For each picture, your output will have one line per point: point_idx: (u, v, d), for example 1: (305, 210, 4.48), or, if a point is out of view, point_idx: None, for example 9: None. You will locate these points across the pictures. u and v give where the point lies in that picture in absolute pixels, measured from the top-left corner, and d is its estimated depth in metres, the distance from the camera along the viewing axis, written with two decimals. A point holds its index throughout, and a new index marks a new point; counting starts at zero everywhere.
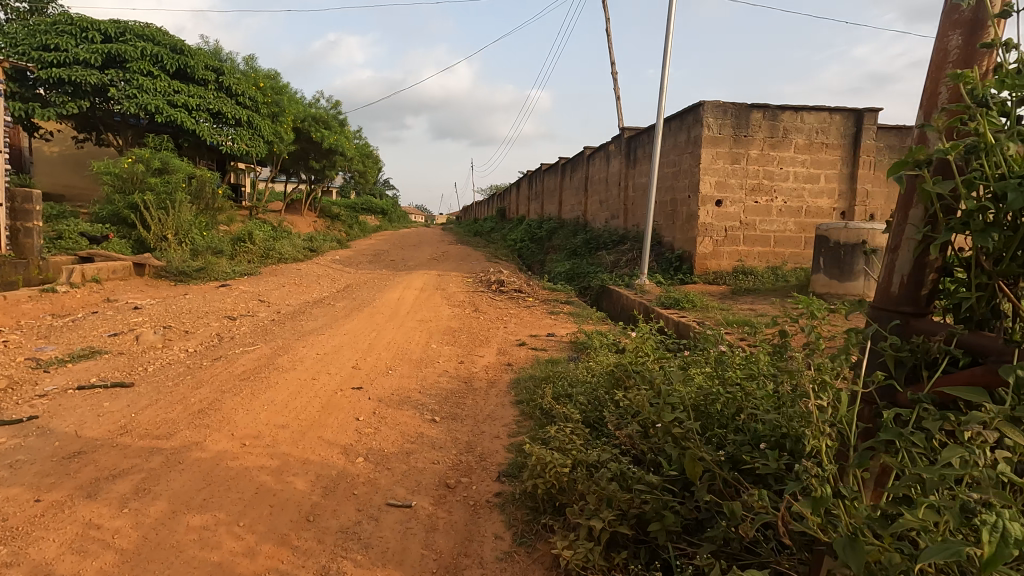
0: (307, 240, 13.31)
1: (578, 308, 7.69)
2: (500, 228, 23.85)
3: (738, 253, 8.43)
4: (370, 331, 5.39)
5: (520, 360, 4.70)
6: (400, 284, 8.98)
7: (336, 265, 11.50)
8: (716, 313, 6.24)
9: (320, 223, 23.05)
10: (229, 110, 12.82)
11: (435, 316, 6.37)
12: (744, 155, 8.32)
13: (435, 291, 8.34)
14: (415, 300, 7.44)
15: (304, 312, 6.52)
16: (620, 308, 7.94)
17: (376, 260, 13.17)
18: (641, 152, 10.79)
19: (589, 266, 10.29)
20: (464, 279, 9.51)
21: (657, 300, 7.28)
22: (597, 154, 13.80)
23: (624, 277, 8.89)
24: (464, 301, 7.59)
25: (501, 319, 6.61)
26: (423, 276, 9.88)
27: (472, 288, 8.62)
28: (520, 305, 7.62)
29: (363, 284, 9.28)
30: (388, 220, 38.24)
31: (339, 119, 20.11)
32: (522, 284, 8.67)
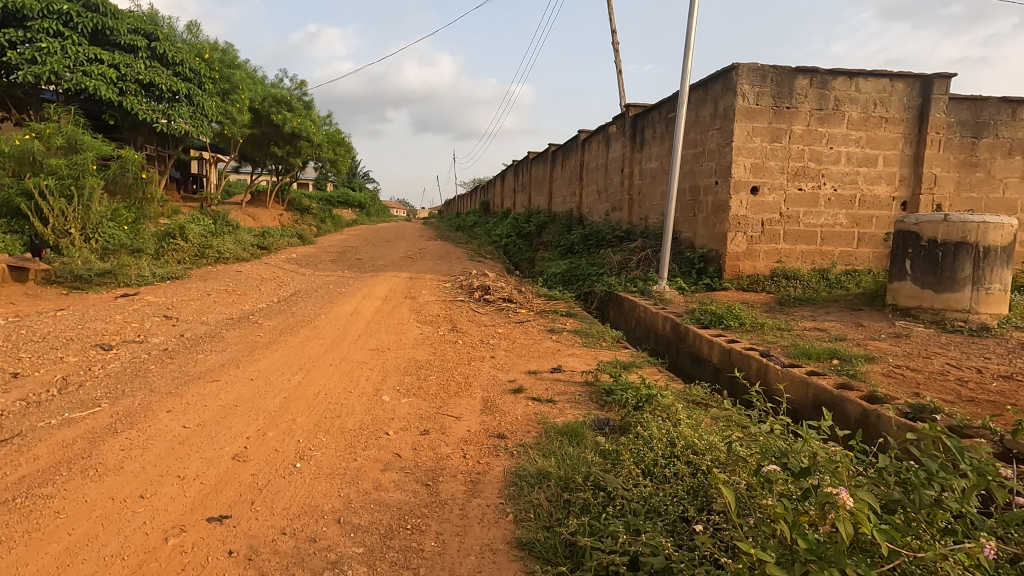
0: (259, 236, 11.46)
1: (585, 323, 6.06)
2: (484, 222, 22.11)
3: (778, 252, 6.87)
4: (292, 372, 3.66)
5: (517, 426, 3.02)
6: (361, 290, 7.26)
7: (289, 266, 9.67)
8: (778, 336, 4.65)
9: (286, 216, 21.02)
10: (163, 81, 11.02)
11: (396, 341, 4.68)
12: (786, 132, 6.74)
13: (403, 301, 6.64)
14: (374, 315, 5.72)
15: (216, 336, 4.76)
16: (637, 322, 6.34)
17: (341, 259, 11.40)
18: (649, 133, 9.17)
19: (591, 267, 8.67)
20: (440, 284, 7.80)
21: (687, 313, 5.67)
22: (594, 138, 12.14)
23: (635, 281, 7.29)
24: (438, 316, 5.89)
25: (485, 342, 4.93)
26: (390, 280, 8.12)
27: (449, 297, 6.94)
28: (511, 321, 5.94)
29: (314, 290, 7.52)
30: (365, 214, 36.27)
31: (304, 100, 18.13)
32: (511, 291, 7.00)
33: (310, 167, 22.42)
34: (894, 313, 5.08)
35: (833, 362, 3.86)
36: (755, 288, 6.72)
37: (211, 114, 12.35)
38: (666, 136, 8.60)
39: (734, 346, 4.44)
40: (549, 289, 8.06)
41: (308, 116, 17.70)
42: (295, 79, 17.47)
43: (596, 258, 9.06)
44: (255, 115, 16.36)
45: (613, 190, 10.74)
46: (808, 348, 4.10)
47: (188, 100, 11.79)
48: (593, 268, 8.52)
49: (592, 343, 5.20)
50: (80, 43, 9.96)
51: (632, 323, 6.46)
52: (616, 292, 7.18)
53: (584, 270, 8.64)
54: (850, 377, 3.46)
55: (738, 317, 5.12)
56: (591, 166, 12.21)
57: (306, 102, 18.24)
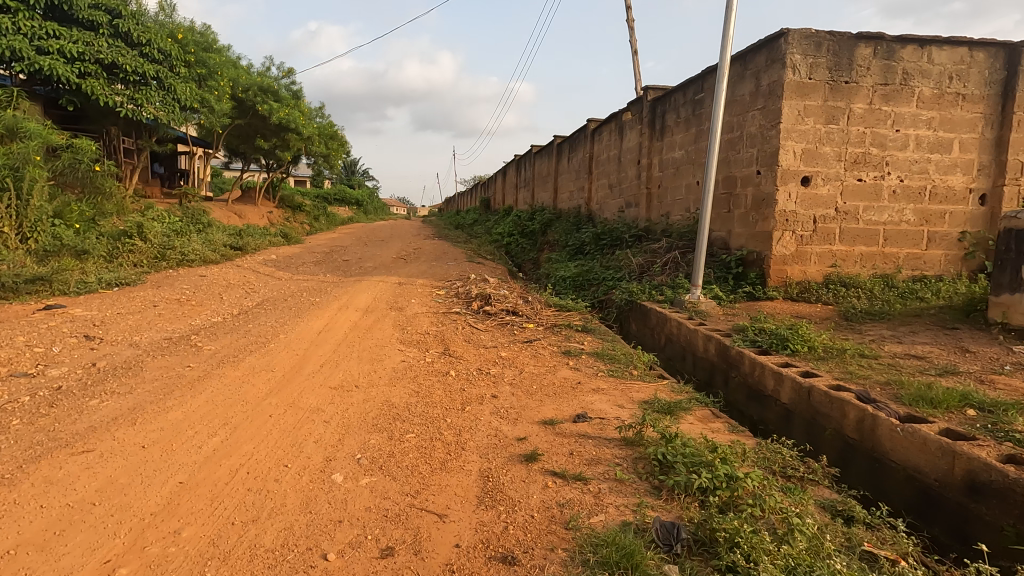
0: (237, 235, 10.41)
1: (608, 342, 5.00)
2: (485, 220, 21.03)
3: (833, 255, 5.80)
4: (207, 430, 2.59)
5: (535, 533, 1.95)
6: (340, 298, 6.19)
7: (264, 269, 8.58)
8: (866, 368, 3.57)
9: (275, 214, 19.94)
10: (128, 62, 9.92)
11: (369, 373, 3.60)
12: (844, 112, 5.66)
13: (387, 313, 5.58)
14: (348, 333, 4.65)
15: (137, 366, 3.68)
16: (668, 339, 5.30)
17: (326, 261, 10.32)
18: (672, 119, 8.09)
19: (606, 271, 7.61)
20: (434, 291, 6.72)
21: (735, 331, 4.59)
22: (605, 126, 11.05)
23: (661, 289, 6.23)
24: (427, 334, 4.81)
25: (484, 372, 3.85)
26: (376, 287, 7.04)
27: (443, 307, 5.88)
28: (516, 339, 4.87)
29: (286, 298, 6.43)
30: (362, 213, 35.21)
31: (292, 90, 17.01)
32: (515, 300, 5.94)
33: (302, 162, 21.33)
34: (1004, 334, 4.01)
35: (968, 413, 2.78)
36: (807, 297, 5.65)
37: (185, 97, 11.24)
38: (692, 120, 7.51)
39: (811, 381, 3.36)
40: (560, 296, 6.99)
41: (297, 107, 16.63)
42: (282, 66, 16.37)
43: (611, 261, 8.01)
44: (238, 104, 15.26)
45: (628, 184, 9.66)
46: (924, 389, 3.02)
47: (158, 84, 10.69)
48: (609, 273, 7.48)
49: (620, 372, 4.11)
50: (33, 18, 8.84)
51: (661, 342, 5.43)
52: (639, 302, 6.14)
53: (599, 275, 7.59)
54: (1014, 442, 2.39)
55: (805, 337, 4.02)
56: (602, 158, 11.13)
57: (295, 92, 17.13)
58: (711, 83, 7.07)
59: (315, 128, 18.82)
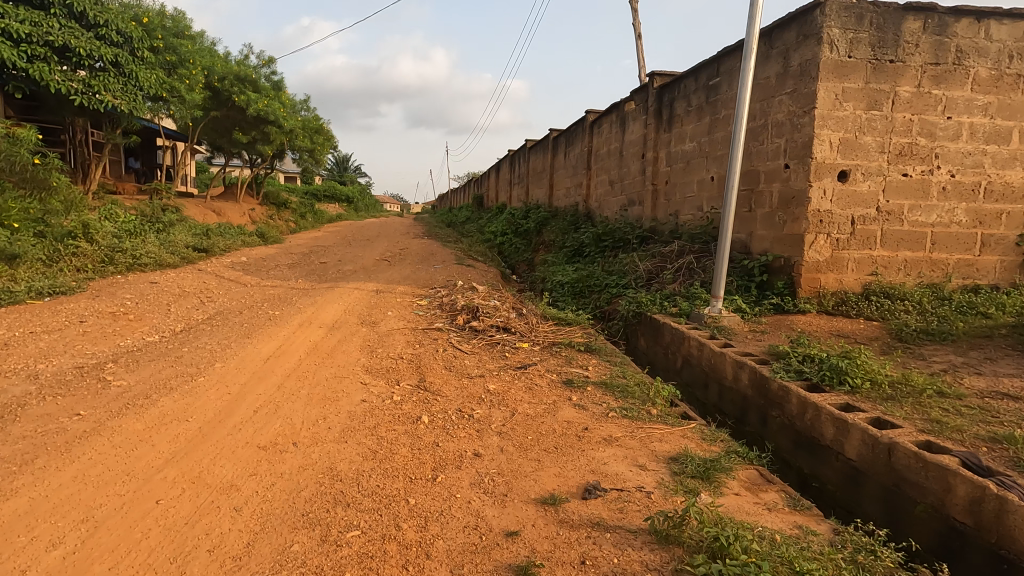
0: (205, 235, 9.55)
1: (616, 367, 4.21)
2: (478, 218, 20.21)
3: (873, 261, 5.04)
4: (47, 538, 1.78)
5: None
6: (304, 310, 5.37)
7: (230, 274, 7.73)
8: (954, 415, 2.78)
9: (258, 211, 19.03)
10: (84, 45, 9.01)
11: (318, 421, 2.79)
12: (889, 95, 4.89)
13: (357, 330, 4.77)
14: (302, 358, 3.84)
15: (16, 411, 2.84)
16: (687, 362, 4.53)
17: (302, 263, 9.48)
18: (682, 108, 7.30)
19: (609, 277, 6.82)
20: (416, 301, 5.91)
21: (772, 356, 3.81)
22: (606, 118, 10.24)
23: (674, 300, 5.44)
24: (400, 358, 4.00)
25: (465, 415, 3.05)
26: (351, 295, 6.22)
27: (422, 322, 5.07)
28: (506, 364, 4.07)
29: (244, 310, 5.59)
30: (353, 210, 34.31)
31: (273, 80, 16.11)
32: (507, 314, 5.14)
33: (286, 157, 20.42)
34: None
35: None
36: (844, 310, 4.89)
37: (149, 85, 10.35)
38: (706, 109, 6.72)
39: (891, 435, 2.57)
40: (558, 307, 6.21)
41: (277, 99, 15.75)
42: (261, 54, 15.46)
43: (613, 265, 7.22)
44: (213, 94, 14.35)
45: (631, 180, 8.87)
46: None
47: (118, 69, 9.78)
48: (612, 279, 6.70)
49: (635, 411, 3.32)
50: None
51: (678, 364, 4.65)
52: (650, 315, 5.36)
53: (601, 282, 6.81)
54: None
55: (866, 369, 3.23)
56: (602, 152, 10.34)
57: (275, 82, 16.28)
58: (728, 66, 6.28)
59: (298, 121, 17.92)
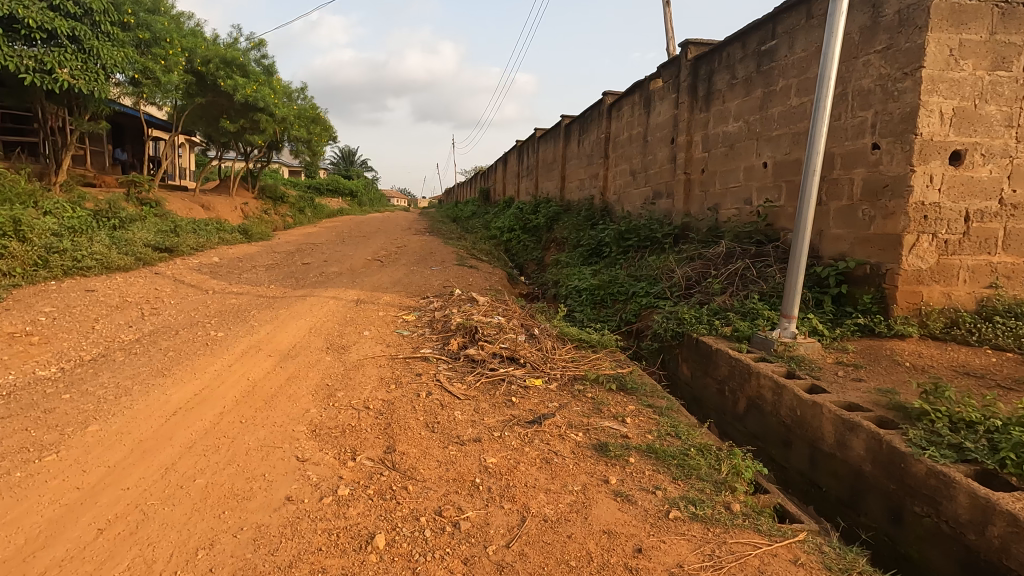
0: (174, 233, 8.46)
1: (664, 419, 3.07)
2: (484, 212, 19.07)
3: (992, 270, 3.87)
4: None
5: None
6: (259, 329, 4.26)
7: (191, 279, 6.63)
8: None
9: (251, 204, 17.96)
10: (34, 16, 7.89)
11: (200, 555, 1.67)
12: (1020, 51, 3.70)
13: (318, 360, 3.65)
14: (225, 411, 2.73)
15: None
16: (756, 407, 3.40)
17: (283, 265, 8.36)
18: (723, 81, 6.12)
19: (638, 287, 5.67)
20: (402, 316, 4.78)
21: (895, 412, 2.66)
22: (626, 99, 9.05)
23: (727, 318, 4.29)
24: (366, 409, 2.88)
25: (448, 526, 1.93)
26: (325, 308, 5.10)
27: (405, 348, 3.94)
28: (513, 417, 2.94)
29: (185, 327, 4.46)
30: (356, 204, 33.24)
31: (264, 64, 14.99)
32: (514, 337, 4.01)
33: (281, 148, 19.28)
34: None
35: None
36: (958, 335, 3.73)
37: (113, 63, 9.22)
38: (756, 80, 5.53)
39: None
40: (578, 325, 5.08)
41: (267, 84, 14.62)
42: (250, 36, 14.09)
43: (642, 269, 6.10)
44: (197, 78, 13.23)
45: (658, 168, 7.73)
46: None
47: (78, 46, 8.68)
48: (643, 289, 5.59)
49: (708, 507, 2.19)
50: None
51: (742, 408, 3.52)
52: (697, 336, 4.21)
53: (630, 293, 5.69)
54: None
55: None
56: (622, 138, 9.18)
57: (265, 66, 15.16)
58: (787, 25, 5.09)
59: (292, 109, 16.75)
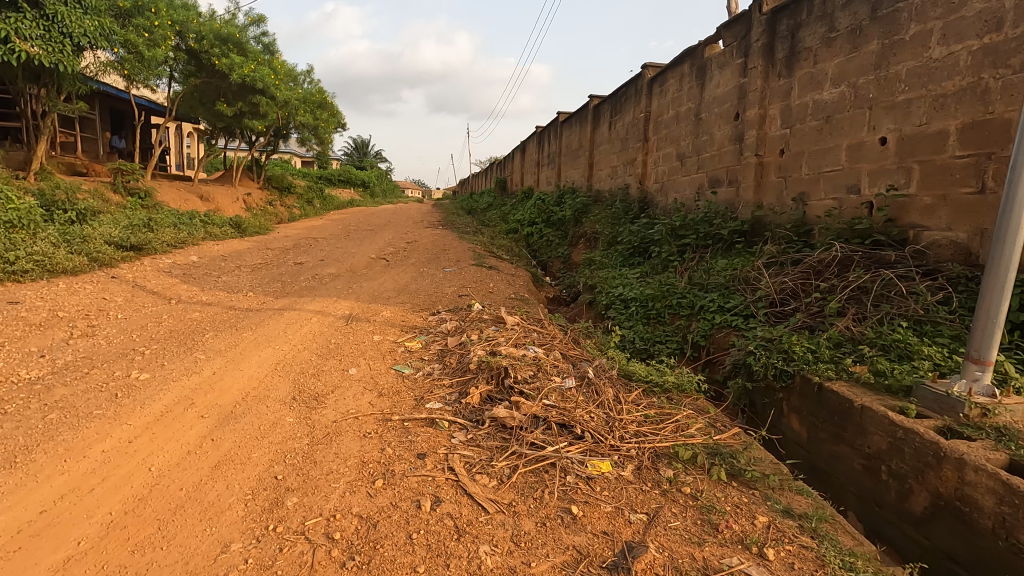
0: (148, 228, 7.34)
1: (829, 551, 1.83)
2: (502, 203, 17.87)
3: None
4: None
5: None
6: (203, 364, 3.09)
7: (155, 285, 5.50)
8: None
9: (254, 195, 16.90)
10: None
11: None
12: None
13: (273, 424, 2.46)
14: (74, 557, 1.56)
15: None
16: (954, 513, 2.14)
17: (273, 264, 7.22)
18: (816, 36, 4.80)
19: (712, 304, 4.43)
20: (402, 344, 3.58)
21: None
22: (673, 71, 7.74)
23: (864, 356, 3.02)
24: (329, 541, 1.68)
25: None
26: (305, 328, 3.92)
27: (405, 400, 2.74)
28: (579, 553, 1.73)
29: (107, 358, 3.29)
30: (369, 195, 32.27)
31: (264, 42, 13.87)
32: (559, 385, 2.78)
33: (287, 136, 18.20)
34: None
35: None
36: None
37: (84, 32, 8.07)
38: (870, 29, 4.22)
39: None
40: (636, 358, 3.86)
41: (267, 64, 13.48)
42: (248, 11, 12.86)
43: (709, 276, 4.89)
44: (190, 57, 12.10)
45: (717, 151, 6.43)
46: None
47: (38, 10, 7.55)
48: (716, 305, 4.41)
49: None
50: None
51: (927, 511, 2.25)
52: (821, 383, 2.94)
53: (700, 310, 4.52)
54: None
55: None
56: (667, 117, 7.87)
57: (265, 45, 14.04)
58: None
59: (297, 93, 15.59)
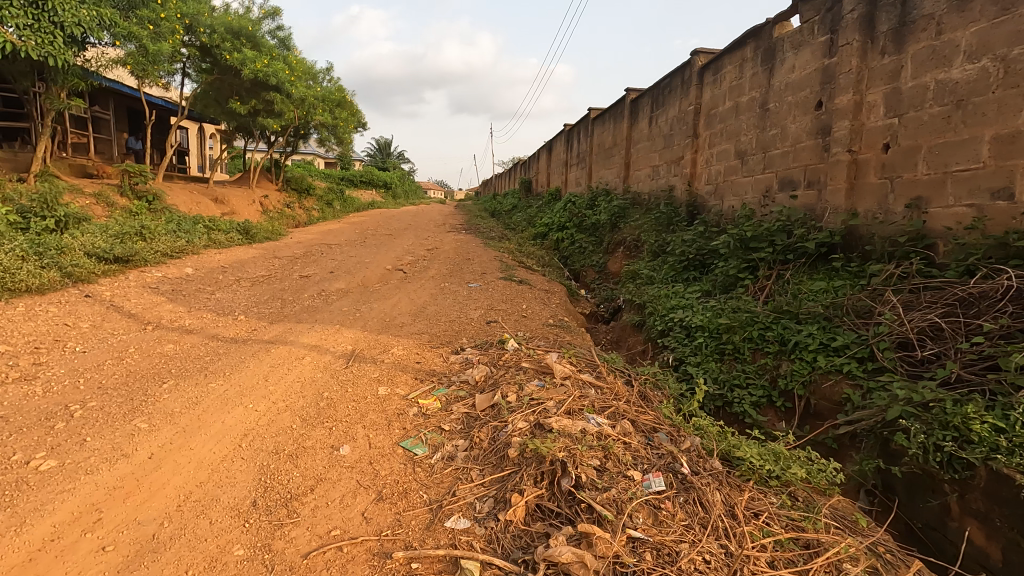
0: (141, 236, 6.62)
1: None
2: (527, 206, 17.00)
3: None
4: None
5: None
6: (140, 438, 2.24)
7: (134, 306, 4.73)
8: None
9: (272, 197, 16.34)
10: None
11: None
12: None
13: (212, 562, 1.60)
14: None
15: None
16: None
17: (277, 277, 6.44)
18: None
19: (812, 343, 3.47)
20: (413, 400, 2.71)
21: None
22: (731, 56, 6.74)
23: None
24: None
25: None
26: (292, 373, 3.08)
27: (416, 510, 1.86)
28: None
29: (23, 421, 2.47)
30: (391, 196, 31.80)
31: (279, 36, 13.24)
32: (645, 493, 1.88)
33: (306, 136, 17.62)
34: None
35: None
36: None
37: (76, 22, 7.38)
38: None
39: None
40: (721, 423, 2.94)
41: (282, 60, 12.84)
42: (263, 3, 12.17)
43: (800, 301, 3.92)
44: (202, 53, 11.46)
45: (790, 147, 5.43)
46: None
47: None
48: (816, 343, 3.46)
49: None
50: None
51: None
52: None
53: (794, 348, 3.56)
54: None
55: None
56: (722, 109, 6.87)
57: (281, 39, 13.42)
58: None
59: (315, 91, 14.92)
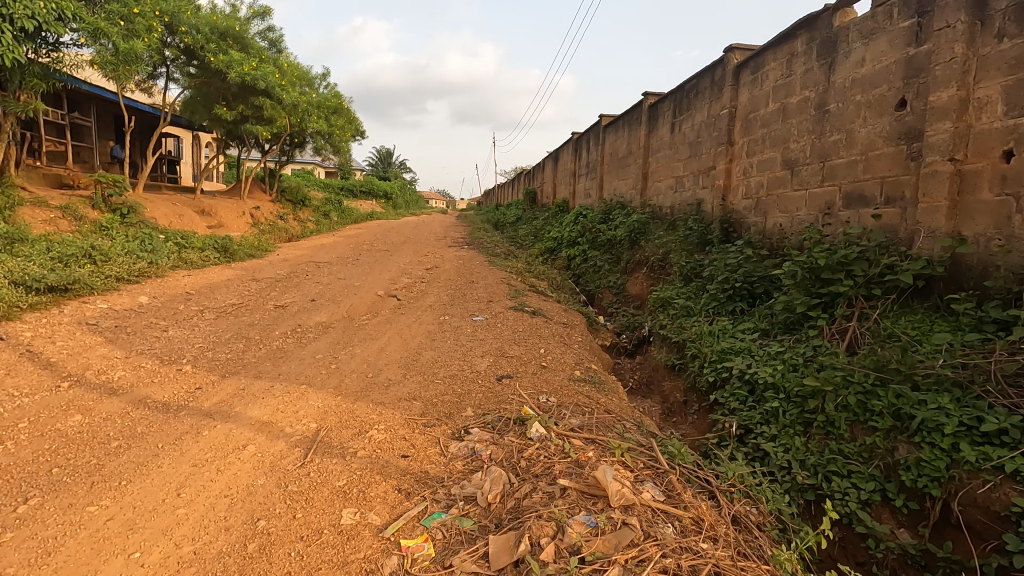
0: (93, 258, 5.70)
1: None
2: (533, 217, 16.12)
3: None
4: None
5: None
6: None
7: (53, 352, 3.78)
8: None
9: (263, 208, 15.48)
10: None
11: None
12: None
13: None
14: None
15: None
16: None
17: (249, 306, 5.50)
18: None
19: (948, 423, 2.52)
20: (391, 540, 1.76)
21: None
22: (775, 51, 5.85)
23: None
24: None
25: None
26: (219, 479, 2.11)
27: None
28: None
29: None
30: (391, 206, 30.97)
31: (270, 38, 12.46)
32: None
33: (300, 144, 16.80)
34: None
35: None
36: None
37: (30, 14, 6.52)
38: None
39: None
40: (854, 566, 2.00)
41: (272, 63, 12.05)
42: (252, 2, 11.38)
43: (911, 358, 2.97)
44: (187, 55, 10.60)
45: (860, 156, 4.51)
46: None
47: None
48: (956, 423, 2.51)
49: None
50: None
51: None
52: None
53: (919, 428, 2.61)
54: None
55: None
56: (765, 112, 5.97)
57: (272, 40, 12.64)
58: None
59: (309, 97, 14.10)
